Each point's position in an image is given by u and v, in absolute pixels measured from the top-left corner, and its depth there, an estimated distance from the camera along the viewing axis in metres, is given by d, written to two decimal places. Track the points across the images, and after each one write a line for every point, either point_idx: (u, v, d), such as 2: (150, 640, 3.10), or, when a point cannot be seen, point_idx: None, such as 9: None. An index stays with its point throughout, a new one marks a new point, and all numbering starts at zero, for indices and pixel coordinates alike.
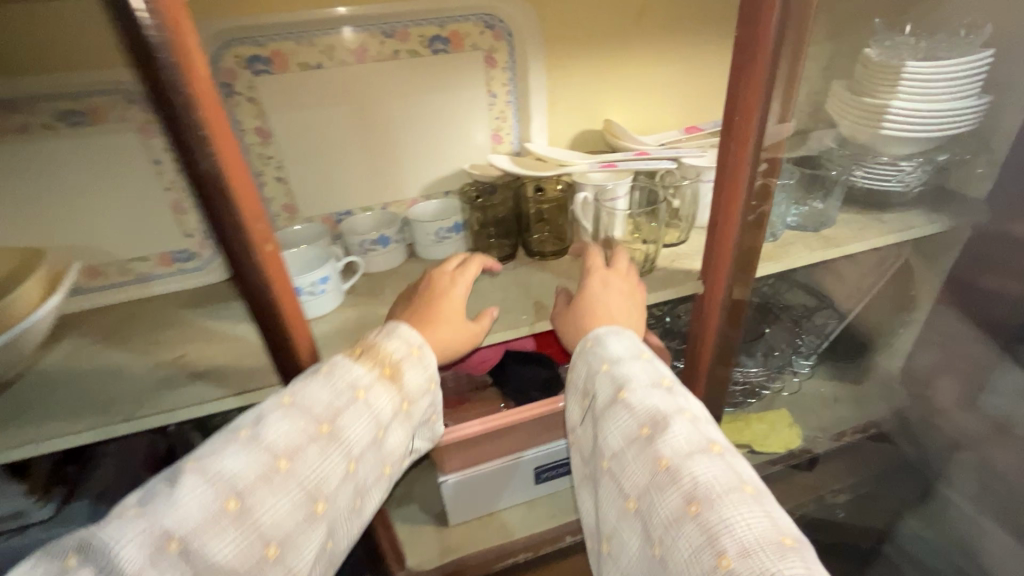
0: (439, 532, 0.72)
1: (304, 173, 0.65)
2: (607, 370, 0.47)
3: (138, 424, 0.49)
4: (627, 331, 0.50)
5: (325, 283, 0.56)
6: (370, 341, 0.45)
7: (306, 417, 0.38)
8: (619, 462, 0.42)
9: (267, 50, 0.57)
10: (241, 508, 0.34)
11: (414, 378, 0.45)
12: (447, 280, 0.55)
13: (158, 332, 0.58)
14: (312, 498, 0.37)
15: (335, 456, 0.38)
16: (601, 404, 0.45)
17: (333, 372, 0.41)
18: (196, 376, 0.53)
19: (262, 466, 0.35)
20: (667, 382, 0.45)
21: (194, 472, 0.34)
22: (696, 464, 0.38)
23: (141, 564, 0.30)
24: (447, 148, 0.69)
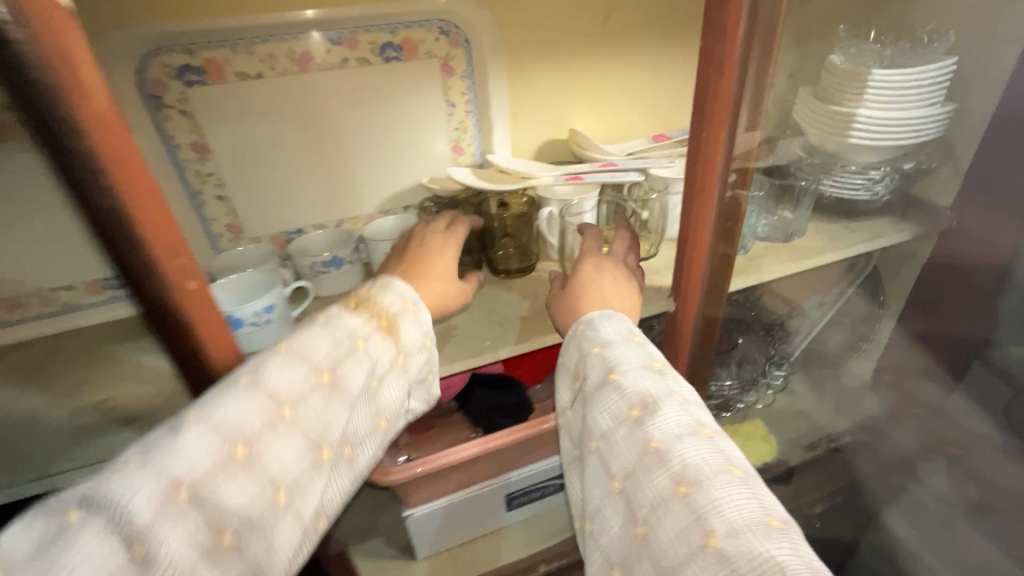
0: (407, 567, 0.68)
1: (247, 191, 0.60)
2: (598, 352, 0.45)
3: None
4: (620, 315, 0.48)
5: (270, 313, 0.51)
6: (364, 294, 0.42)
7: (307, 364, 0.35)
8: (608, 444, 0.41)
9: (198, 58, 0.52)
10: (250, 455, 0.31)
11: (413, 331, 0.42)
12: (438, 239, 0.52)
13: (83, 371, 0.52)
14: (319, 447, 0.34)
15: (339, 406, 0.36)
16: (591, 386, 0.44)
17: (330, 323, 0.39)
18: (124, 421, 0.47)
19: (268, 413, 0.33)
20: (659, 364, 0.44)
21: (194, 420, 0.31)
22: (685, 446, 0.37)
23: (154, 517, 0.26)
24: (403, 161, 0.65)
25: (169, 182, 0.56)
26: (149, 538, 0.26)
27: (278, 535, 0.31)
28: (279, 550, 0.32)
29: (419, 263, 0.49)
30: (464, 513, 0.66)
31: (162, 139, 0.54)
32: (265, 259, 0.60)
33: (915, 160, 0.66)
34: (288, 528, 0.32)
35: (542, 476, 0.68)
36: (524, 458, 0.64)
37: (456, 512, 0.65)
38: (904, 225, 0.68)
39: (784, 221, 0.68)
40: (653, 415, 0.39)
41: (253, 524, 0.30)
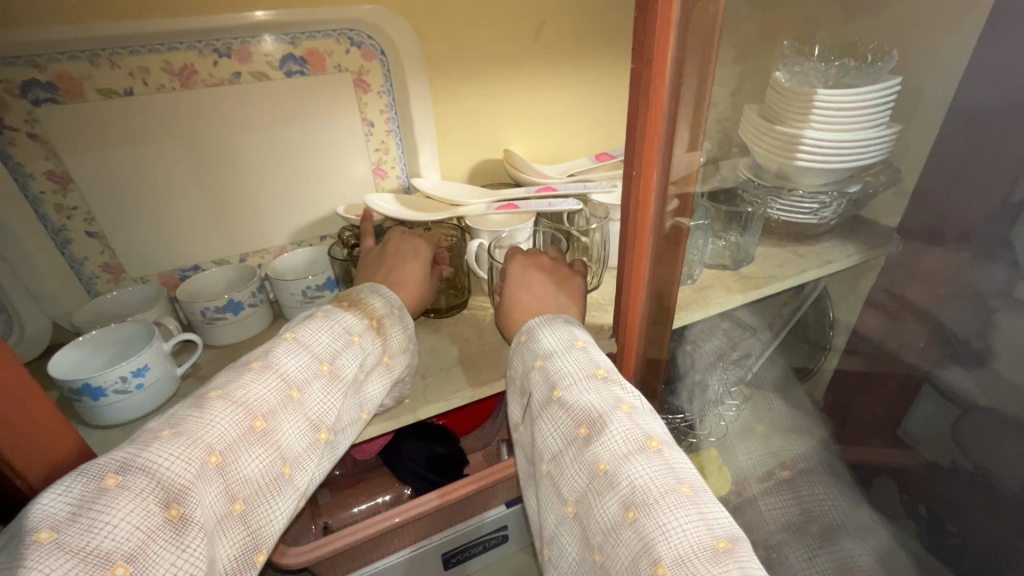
0: None
1: (125, 226, 0.51)
2: (540, 367, 0.40)
3: None
4: (565, 317, 0.44)
5: (142, 376, 0.43)
6: (355, 295, 0.44)
7: (309, 353, 0.37)
8: (557, 467, 0.36)
9: (47, 73, 0.44)
10: (266, 428, 0.33)
11: (397, 334, 0.45)
12: (404, 252, 0.51)
13: None
14: (320, 428, 0.36)
15: (339, 393, 0.38)
16: (536, 403, 0.39)
17: (329, 318, 0.41)
18: None
19: (278, 394, 0.35)
20: (603, 372, 0.38)
21: (218, 397, 0.33)
22: (633, 465, 0.32)
23: (189, 479, 0.29)
24: (317, 186, 0.58)
25: (21, 219, 0.47)
26: (185, 495, 0.28)
27: (284, 504, 0.34)
28: (284, 520, 0.34)
29: (390, 275, 0.48)
30: None
31: (7, 168, 0.45)
32: (150, 304, 0.52)
33: (861, 183, 0.63)
34: (290, 499, 0.34)
35: (482, 530, 0.62)
36: (457, 514, 0.58)
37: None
38: (852, 249, 0.66)
39: (731, 247, 0.64)
40: (599, 434, 0.34)
41: (264, 492, 0.33)
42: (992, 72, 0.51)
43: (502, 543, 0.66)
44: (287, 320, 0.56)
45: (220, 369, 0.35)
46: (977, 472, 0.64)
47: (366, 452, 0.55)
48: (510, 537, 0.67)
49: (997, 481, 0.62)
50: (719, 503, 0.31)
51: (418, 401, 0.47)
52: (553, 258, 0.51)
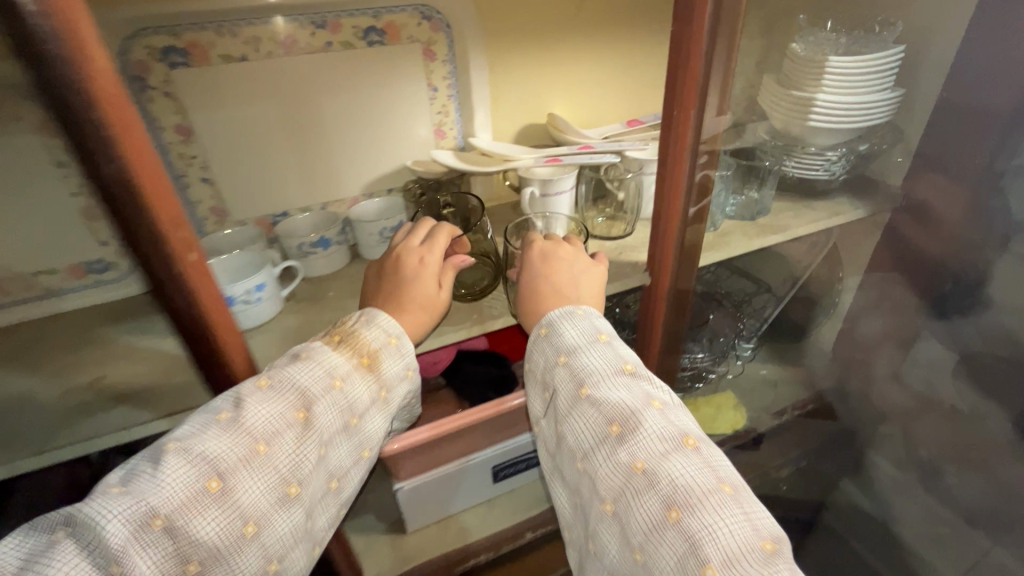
0: (399, 539, 0.70)
1: (234, 174, 0.61)
2: (564, 363, 0.44)
3: (49, 457, 0.43)
4: (583, 310, 0.47)
5: (261, 291, 0.52)
6: (349, 329, 0.45)
7: (282, 402, 0.38)
8: (590, 464, 0.39)
9: (182, 40, 0.53)
10: (223, 488, 0.34)
11: (393, 364, 0.45)
12: (415, 258, 0.51)
13: (71, 353, 0.51)
14: (288, 482, 0.37)
15: (312, 444, 0.39)
16: (563, 401, 0.43)
17: (312, 358, 0.41)
18: (118, 398, 0.47)
19: (242, 449, 0.35)
20: (630, 368, 0.43)
21: (175, 451, 0.34)
22: (673, 464, 0.36)
23: (129, 543, 0.30)
24: (388, 144, 0.67)
25: None
26: (122, 558, 0.30)
27: (243, 560, 0.35)
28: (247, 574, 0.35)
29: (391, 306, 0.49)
30: (450, 485, 0.68)
31: (145, 120, 0.54)
32: (252, 242, 0.61)
33: (868, 142, 0.71)
34: (251, 555, 0.35)
35: (527, 448, 0.71)
36: (505, 431, 0.67)
37: (442, 483, 0.67)
38: (860, 204, 0.73)
39: (750, 201, 0.72)
40: (632, 433, 0.38)
41: (220, 550, 0.34)
42: (984, 38, 0.58)
43: None
44: (363, 259, 0.65)
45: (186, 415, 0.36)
46: (970, 407, 0.72)
47: (431, 369, 0.63)
48: None
49: (989, 413, 0.69)
50: (759, 499, 0.36)
51: (484, 318, 0.57)
52: (572, 247, 0.55)
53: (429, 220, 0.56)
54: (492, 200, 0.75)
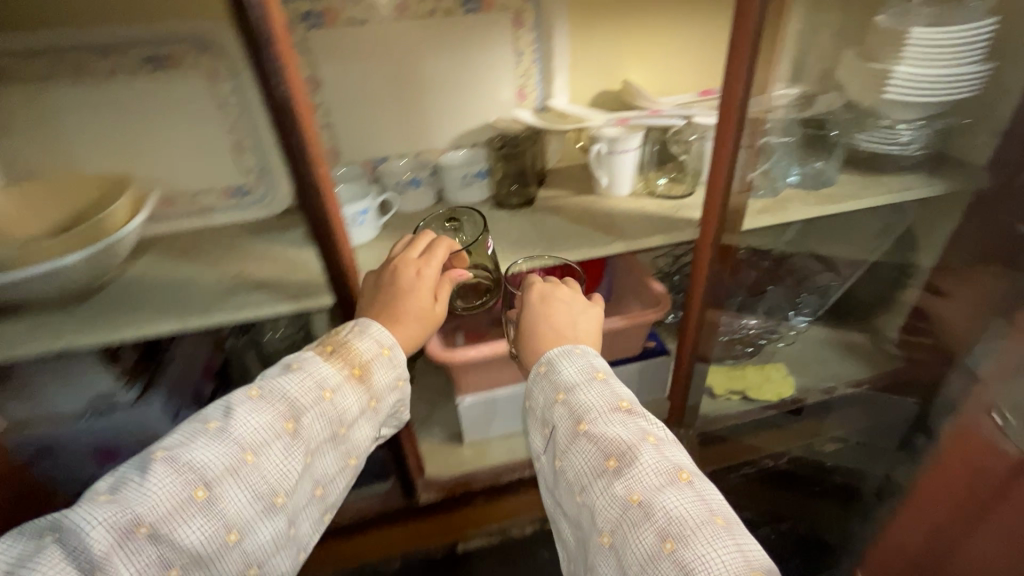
0: (456, 449, 0.80)
1: (348, 122, 0.72)
2: (563, 399, 0.49)
3: (210, 319, 0.57)
4: (581, 348, 0.53)
5: (364, 216, 0.64)
6: (343, 339, 0.52)
7: (266, 417, 0.46)
8: (588, 497, 0.45)
9: (319, 7, 0.65)
10: (207, 496, 0.42)
11: (380, 375, 0.52)
12: (412, 270, 0.55)
13: (221, 253, 0.66)
14: (272, 492, 0.45)
15: (295, 455, 0.46)
16: (562, 437, 0.48)
17: (304, 370, 0.49)
18: (253, 286, 0.60)
19: (227, 460, 0.44)
20: (626, 404, 0.48)
21: (162, 464, 0.43)
22: (666, 496, 0.42)
23: (112, 546, 0.39)
24: (475, 103, 0.75)
25: None
26: (107, 561, 0.39)
27: (223, 561, 0.43)
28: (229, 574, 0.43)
29: (387, 314, 0.54)
30: (506, 407, 0.78)
31: None
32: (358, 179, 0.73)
33: (951, 119, 0.69)
34: (233, 558, 0.43)
35: None
36: None
37: (499, 404, 0.77)
38: (939, 179, 0.71)
39: (815, 172, 0.73)
40: (627, 466, 0.44)
41: (205, 553, 0.42)
42: None
43: None
44: (446, 201, 0.75)
45: (178, 425, 0.45)
46: None
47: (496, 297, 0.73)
48: None
49: None
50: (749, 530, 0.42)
51: (547, 253, 0.64)
52: (570, 287, 0.60)
53: (431, 232, 0.59)
54: (564, 158, 0.81)
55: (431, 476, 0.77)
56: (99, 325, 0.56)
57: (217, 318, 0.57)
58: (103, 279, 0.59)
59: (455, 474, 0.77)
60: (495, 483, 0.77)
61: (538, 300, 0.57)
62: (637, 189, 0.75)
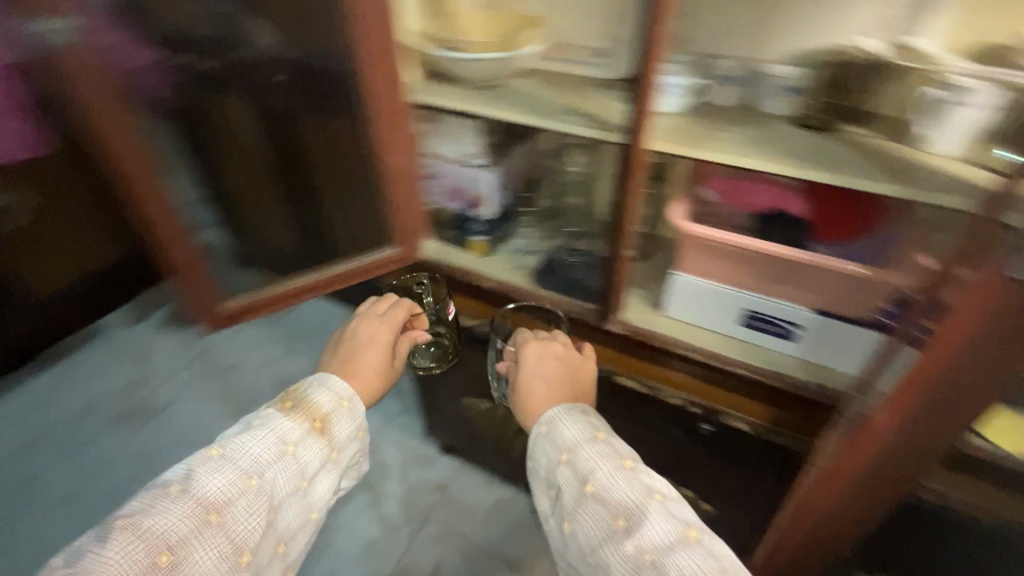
0: (651, 313, 0.96)
1: (703, 13, 0.85)
2: (570, 459, 0.72)
3: (543, 123, 0.84)
4: (580, 409, 0.77)
5: (677, 85, 0.79)
6: (300, 402, 0.77)
7: (235, 475, 0.67)
8: (605, 551, 0.64)
9: None
10: (173, 557, 0.60)
11: (337, 430, 0.77)
12: (376, 328, 0.88)
13: (568, 87, 0.91)
14: (237, 550, 0.65)
15: (256, 509, 0.67)
16: (572, 492, 0.70)
17: (266, 431, 0.72)
18: (579, 114, 0.84)
19: (199, 519, 0.63)
20: (628, 464, 0.70)
21: (132, 535, 0.60)
22: (671, 551, 0.61)
23: None
24: (827, 24, 0.79)
25: None
26: None
27: None
28: None
29: (353, 373, 0.84)
30: (710, 299, 0.89)
31: None
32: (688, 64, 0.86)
33: None
34: None
35: (783, 313, 0.83)
36: (773, 280, 0.82)
37: (706, 293, 0.88)
38: None
39: None
40: (635, 526, 0.64)
41: None
42: None
43: (787, 339, 0.86)
44: (752, 106, 0.82)
45: (144, 495, 0.64)
46: None
47: (748, 203, 0.85)
48: (794, 340, 0.86)
49: None
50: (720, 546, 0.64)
51: (812, 168, 0.70)
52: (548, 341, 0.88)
53: (388, 297, 0.94)
54: None
55: (623, 318, 0.95)
56: (487, 103, 0.88)
57: (616, 139, 0.79)
58: (499, 78, 0.91)
59: (642, 326, 0.94)
60: (668, 348, 0.91)
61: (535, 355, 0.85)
62: (964, 153, 0.69)
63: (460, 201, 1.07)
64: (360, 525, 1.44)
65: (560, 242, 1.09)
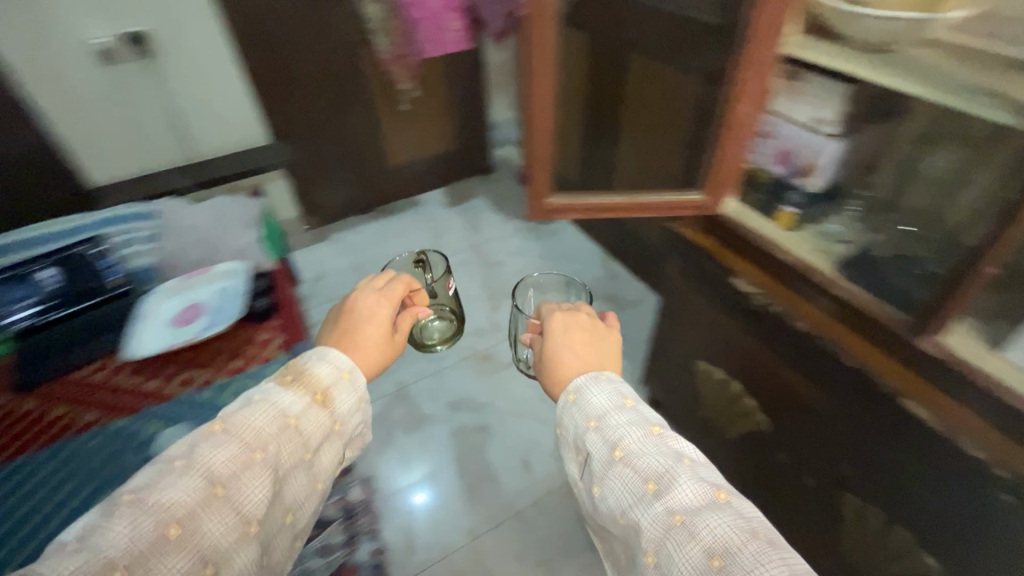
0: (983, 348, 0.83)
1: None
2: (596, 424, 0.73)
3: (934, 95, 0.77)
4: (606, 375, 0.79)
5: None
6: (303, 370, 0.79)
7: (238, 448, 0.67)
8: (634, 514, 0.65)
9: None
10: (180, 530, 0.60)
11: (343, 398, 0.79)
12: (373, 301, 0.91)
13: (981, 65, 0.79)
14: (247, 522, 0.64)
15: (259, 481, 0.66)
16: (600, 457, 0.71)
17: (270, 403, 0.73)
18: (988, 96, 0.74)
19: (204, 492, 0.63)
20: (655, 430, 0.71)
21: (130, 511, 0.59)
22: (703, 517, 0.61)
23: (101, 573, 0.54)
24: None
25: None
26: None
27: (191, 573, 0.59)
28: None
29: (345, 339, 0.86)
30: None
31: None
32: None
33: None
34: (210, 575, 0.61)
35: None
36: None
37: None
38: None
39: None
40: (663, 487, 0.64)
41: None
42: None
43: None
44: None
45: (143, 475, 0.63)
46: None
47: None
48: None
49: None
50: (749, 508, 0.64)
51: None
52: (564, 313, 0.90)
53: (387, 275, 0.98)
54: None
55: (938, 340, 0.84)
56: (869, 67, 0.84)
57: (947, 100, 0.76)
58: (894, 42, 0.84)
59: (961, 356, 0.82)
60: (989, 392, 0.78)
61: (557, 329, 0.87)
62: None
63: (787, 167, 1.07)
64: None
65: (882, 238, 1.01)
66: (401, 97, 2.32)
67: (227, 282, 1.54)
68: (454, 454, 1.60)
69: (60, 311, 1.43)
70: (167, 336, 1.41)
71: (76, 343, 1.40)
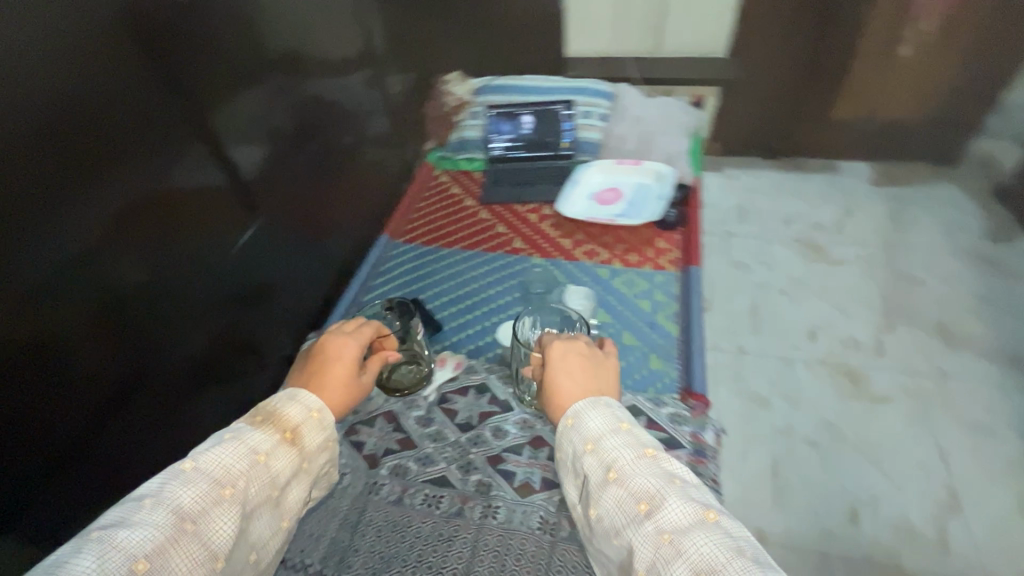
0: None
1: None
2: (592, 448, 0.79)
3: None
4: (604, 401, 0.85)
5: None
6: (274, 408, 0.82)
7: (207, 483, 0.68)
8: (626, 537, 0.70)
9: None
10: (148, 567, 0.59)
11: (314, 433, 0.83)
12: (340, 346, 0.95)
13: None
14: (216, 558, 0.65)
15: (225, 518, 0.68)
16: (594, 480, 0.77)
17: (239, 439, 0.75)
18: None
19: (174, 528, 0.63)
20: (649, 452, 0.76)
21: (92, 546, 0.58)
22: (689, 535, 0.65)
23: None
24: None
25: None
26: None
27: None
28: None
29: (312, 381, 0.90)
30: None
31: None
32: None
33: None
34: None
35: None
36: None
37: None
38: None
39: None
40: (656, 505, 0.69)
41: None
42: None
43: None
44: None
45: (108, 516, 0.62)
46: None
47: None
48: None
49: None
50: (734, 525, 0.67)
51: None
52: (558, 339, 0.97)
53: (360, 322, 1.03)
54: None
55: None
56: None
57: None
58: None
59: None
60: None
61: (552, 354, 0.94)
62: None
63: None
64: (918, 513, 1.34)
65: None
66: (913, 34, 1.90)
67: (651, 182, 1.61)
68: (775, 454, 1.44)
69: (519, 153, 1.78)
70: (591, 210, 1.58)
71: (529, 185, 1.71)
